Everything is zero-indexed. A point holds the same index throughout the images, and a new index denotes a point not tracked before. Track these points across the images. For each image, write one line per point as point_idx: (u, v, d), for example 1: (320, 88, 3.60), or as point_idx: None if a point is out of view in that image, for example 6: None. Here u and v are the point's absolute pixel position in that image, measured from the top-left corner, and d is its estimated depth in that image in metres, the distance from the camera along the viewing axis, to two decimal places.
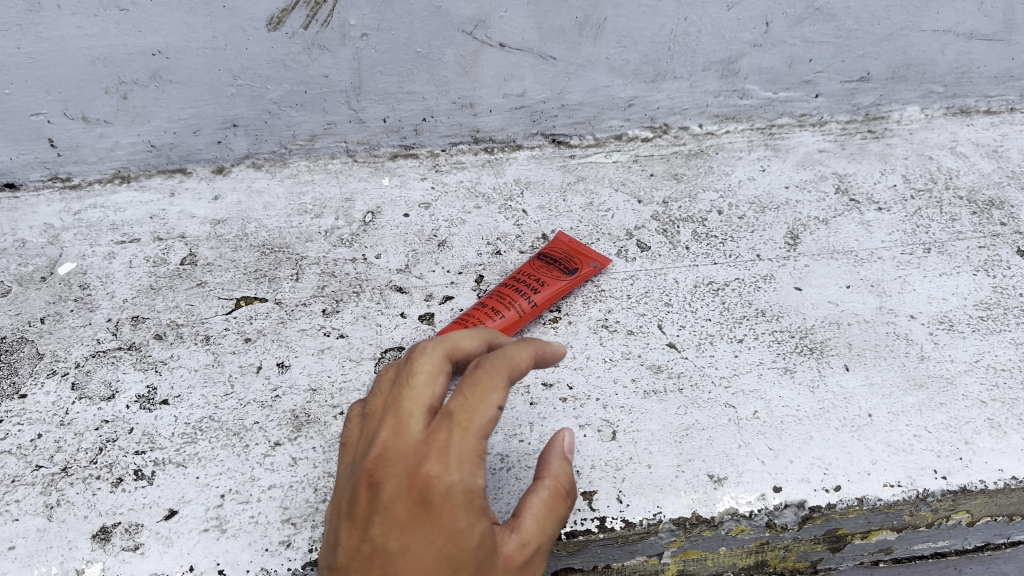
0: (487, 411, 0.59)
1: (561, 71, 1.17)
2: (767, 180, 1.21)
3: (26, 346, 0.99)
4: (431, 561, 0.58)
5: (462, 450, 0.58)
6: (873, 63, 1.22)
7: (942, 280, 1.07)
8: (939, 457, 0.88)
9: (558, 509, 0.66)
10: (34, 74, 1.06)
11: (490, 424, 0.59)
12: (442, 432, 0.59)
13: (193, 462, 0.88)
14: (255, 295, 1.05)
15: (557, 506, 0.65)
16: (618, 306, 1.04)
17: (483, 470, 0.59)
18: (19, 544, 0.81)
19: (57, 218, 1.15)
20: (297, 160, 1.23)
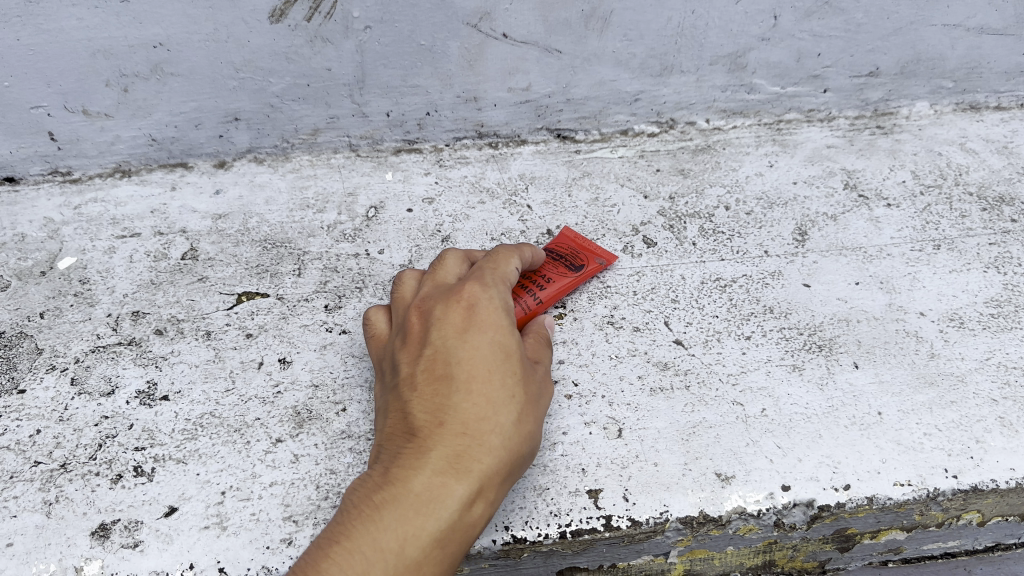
0: (505, 274, 0.87)
1: (567, 65, 1.16)
2: (775, 175, 1.20)
3: (25, 341, 0.98)
4: (498, 374, 0.75)
5: (499, 296, 0.81)
6: (882, 57, 1.21)
7: (952, 276, 1.06)
8: (950, 456, 0.87)
9: (545, 351, 0.86)
10: (34, 66, 1.05)
11: (507, 275, 0.87)
12: (474, 285, 0.82)
13: (194, 458, 0.87)
14: (256, 290, 1.04)
15: (542, 346, 0.86)
16: (623, 303, 1.03)
17: (512, 307, 0.82)
18: (17, 541, 0.80)
19: (57, 213, 1.14)
20: (300, 154, 1.22)
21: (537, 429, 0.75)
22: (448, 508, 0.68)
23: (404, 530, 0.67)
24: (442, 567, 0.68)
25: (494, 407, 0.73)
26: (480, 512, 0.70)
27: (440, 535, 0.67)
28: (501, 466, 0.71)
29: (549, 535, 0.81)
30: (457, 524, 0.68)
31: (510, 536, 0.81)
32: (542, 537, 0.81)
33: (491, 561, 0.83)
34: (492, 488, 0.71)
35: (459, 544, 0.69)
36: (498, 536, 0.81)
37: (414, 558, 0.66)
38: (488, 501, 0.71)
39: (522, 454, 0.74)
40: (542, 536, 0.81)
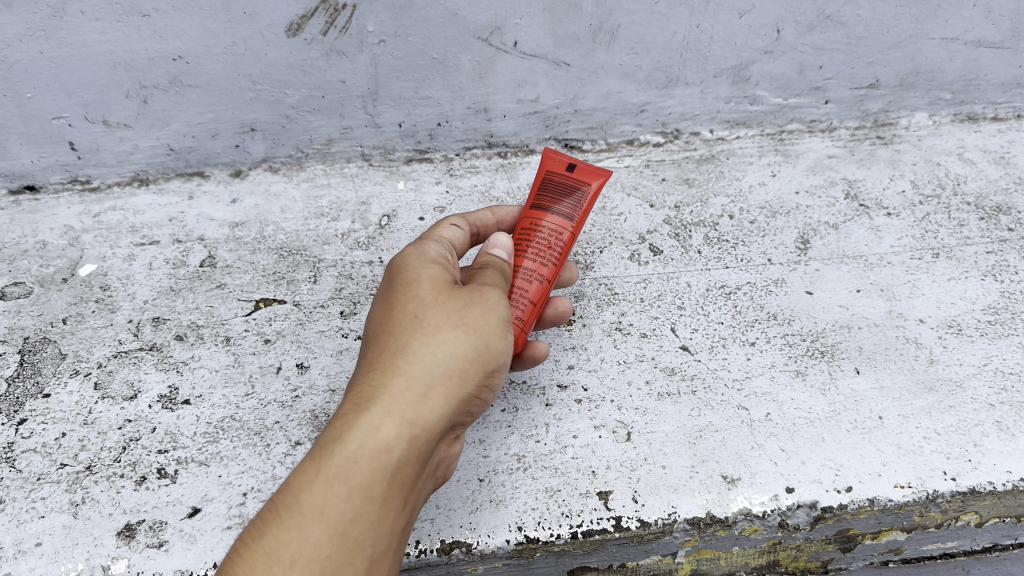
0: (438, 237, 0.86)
1: (575, 77, 1.18)
2: (778, 185, 1.22)
3: (49, 346, 1.01)
4: (408, 305, 0.74)
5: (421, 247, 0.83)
6: (882, 70, 1.24)
7: (950, 284, 1.09)
8: (948, 459, 0.90)
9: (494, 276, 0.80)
10: (57, 78, 1.08)
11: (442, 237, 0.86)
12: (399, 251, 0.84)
13: (216, 460, 0.89)
14: (273, 297, 1.07)
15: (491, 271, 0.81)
16: (631, 309, 1.06)
17: (438, 253, 0.82)
18: (46, 541, 0.83)
19: (77, 220, 1.17)
20: (314, 164, 1.25)
21: (460, 342, 0.72)
22: (349, 435, 0.65)
23: (308, 469, 0.65)
24: (359, 498, 0.64)
25: (401, 334, 0.72)
26: (395, 433, 0.66)
27: (344, 463, 0.64)
28: (413, 386, 0.68)
29: (561, 535, 0.84)
30: (365, 446, 0.65)
31: (524, 537, 0.84)
32: (554, 537, 0.84)
33: (505, 560, 0.85)
34: (407, 407, 0.67)
35: (374, 467, 0.65)
36: (512, 536, 0.84)
37: (318, 494, 0.64)
38: (405, 419, 0.67)
39: (444, 370, 0.70)
40: (554, 536, 0.84)
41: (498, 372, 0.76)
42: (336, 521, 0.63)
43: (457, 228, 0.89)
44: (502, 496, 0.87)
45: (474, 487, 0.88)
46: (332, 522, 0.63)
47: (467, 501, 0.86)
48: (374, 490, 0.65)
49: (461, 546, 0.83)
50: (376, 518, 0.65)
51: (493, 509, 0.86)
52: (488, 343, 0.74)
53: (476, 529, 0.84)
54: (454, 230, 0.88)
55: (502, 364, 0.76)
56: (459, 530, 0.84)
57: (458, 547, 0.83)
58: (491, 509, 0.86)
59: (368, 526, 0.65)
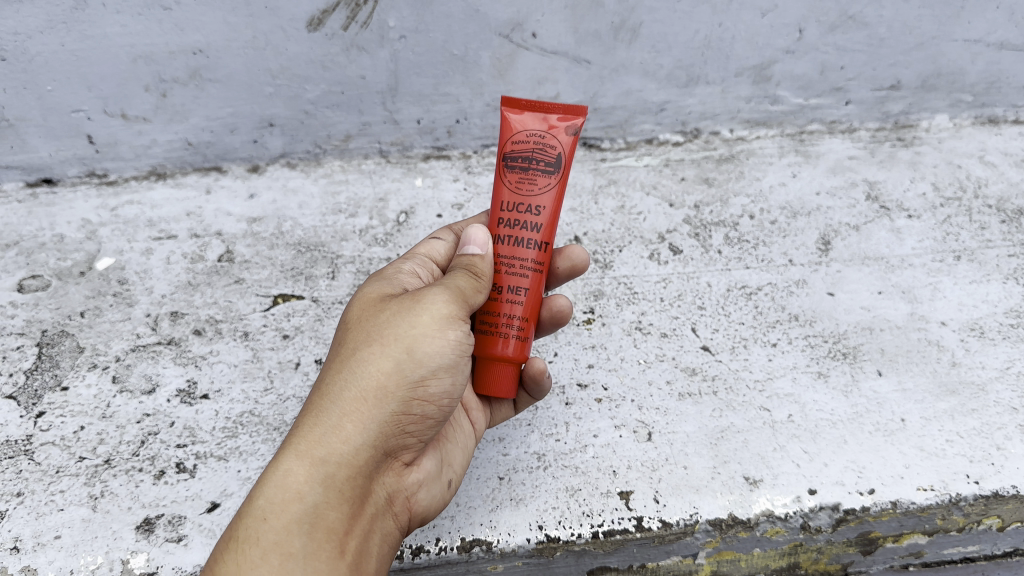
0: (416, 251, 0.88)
1: (595, 75, 1.18)
2: (798, 185, 1.22)
3: (66, 340, 1.00)
4: (340, 341, 0.75)
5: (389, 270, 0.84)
6: (903, 71, 1.23)
7: (972, 287, 1.08)
8: (972, 462, 0.89)
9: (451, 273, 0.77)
10: (77, 70, 1.08)
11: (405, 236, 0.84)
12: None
13: (235, 455, 0.89)
14: (292, 293, 1.07)
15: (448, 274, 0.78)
16: (651, 309, 1.05)
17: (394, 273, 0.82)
18: (65, 534, 0.83)
19: (95, 214, 1.16)
20: (331, 160, 1.24)
21: (377, 361, 0.72)
22: (262, 490, 0.67)
23: (226, 534, 0.66)
24: (275, 553, 0.64)
25: (329, 373, 0.73)
26: (306, 477, 0.68)
27: (254, 519, 0.66)
28: (327, 422, 0.70)
29: (582, 535, 0.83)
30: (273, 498, 0.67)
31: (544, 536, 0.83)
32: (575, 536, 0.83)
33: (524, 559, 0.84)
34: (316, 446, 0.69)
35: (286, 514, 0.66)
36: (532, 535, 0.83)
37: (231, 559, 0.64)
38: (313, 459, 0.68)
39: (362, 397, 0.71)
40: (575, 536, 0.83)
41: (441, 379, 0.75)
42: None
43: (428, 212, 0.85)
44: (522, 495, 0.86)
45: (493, 485, 0.87)
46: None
47: (487, 500, 0.86)
48: (291, 540, 0.65)
49: (481, 544, 0.82)
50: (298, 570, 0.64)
51: (514, 508, 0.85)
52: (414, 348, 0.73)
53: (496, 528, 0.84)
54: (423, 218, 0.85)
55: (444, 372, 0.75)
56: (479, 528, 0.84)
57: (478, 545, 0.82)
58: (512, 508, 0.85)
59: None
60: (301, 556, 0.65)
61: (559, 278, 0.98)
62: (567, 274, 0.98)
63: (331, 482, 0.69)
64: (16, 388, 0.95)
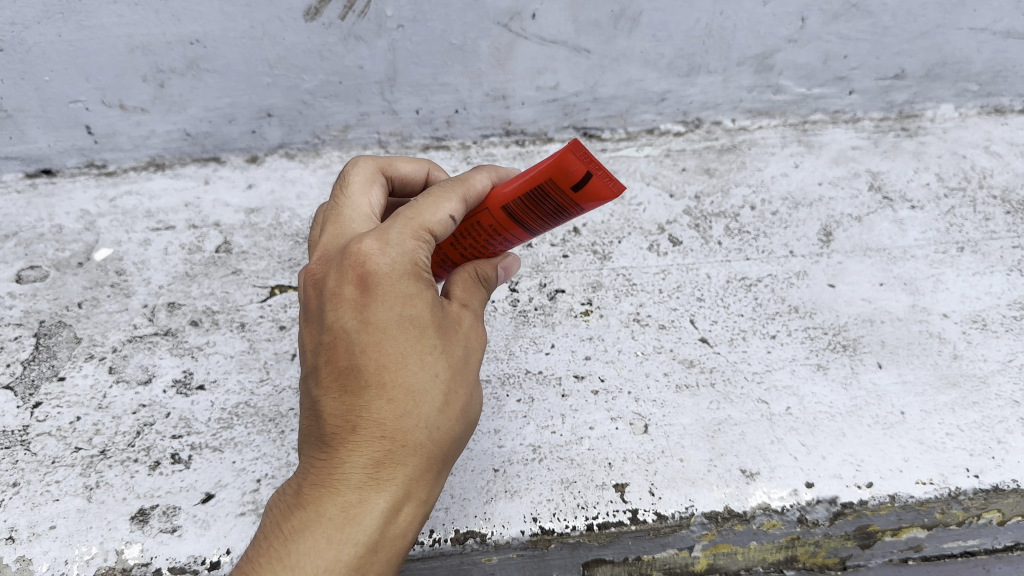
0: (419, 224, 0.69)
1: (595, 64, 1.17)
2: (800, 176, 1.21)
3: (64, 330, 1.01)
4: (415, 354, 0.66)
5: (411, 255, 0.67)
6: (908, 60, 1.21)
7: (975, 279, 1.07)
8: (972, 456, 0.88)
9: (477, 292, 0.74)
10: (74, 61, 1.07)
11: (431, 231, 0.69)
12: (371, 246, 0.67)
13: (230, 446, 0.89)
14: (289, 283, 1.06)
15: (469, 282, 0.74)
16: (649, 300, 1.05)
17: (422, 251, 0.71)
18: (59, 524, 0.83)
19: (93, 205, 1.16)
20: (330, 150, 1.24)
21: (466, 399, 0.69)
22: (367, 528, 0.64)
23: (322, 567, 0.62)
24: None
25: (412, 397, 0.65)
26: (409, 516, 0.66)
27: (367, 559, 0.63)
28: (421, 464, 0.66)
29: (576, 527, 0.83)
30: (386, 532, 0.64)
31: (539, 528, 0.83)
32: (570, 528, 0.83)
33: (519, 551, 0.84)
34: (421, 486, 0.66)
35: (391, 552, 0.65)
36: (526, 527, 0.83)
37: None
38: (418, 499, 0.66)
39: (456, 436, 0.69)
40: (570, 528, 0.83)
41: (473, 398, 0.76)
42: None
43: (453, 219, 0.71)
44: (517, 487, 0.86)
45: (489, 476, 0.87)
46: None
47: (481, 491, 0.86)
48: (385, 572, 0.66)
49: (475, 536, 0.82)
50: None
51: (508, 500, 0.85)
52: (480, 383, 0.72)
53: (490, 520, 0.83)
54: (447, 221, 0.70)
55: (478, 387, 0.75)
56: (473, 520, 0.83)
57: (472, 537, 0.82)
58: (506, 500, 0.85)
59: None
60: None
61: None
62: None
63: (421, 517, 0.68)
64: (14, 378, 0.95)
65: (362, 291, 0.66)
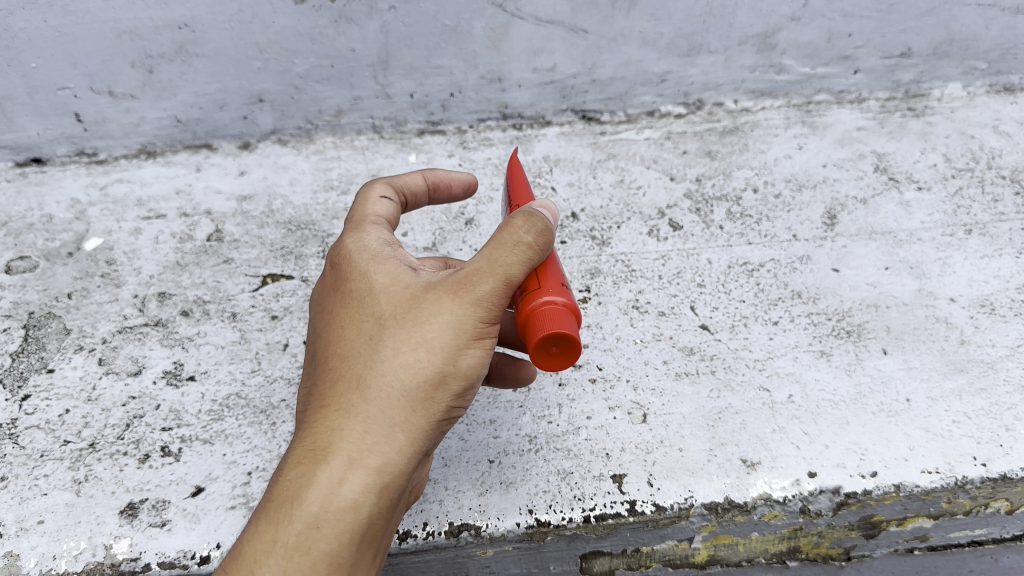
0: (373, 219, 0.75)
1: (593, 45, 1.14)
2: (804, 157, 1.18)
3: (53, 321, 0.99)
4: (359, 325, 0.67)
5: (364, 243, 0.72)
6: (914, 38, 1.18)
7: (983, 262, 1.04)
8: (979, 444, 0.86)
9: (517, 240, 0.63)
10: (61, 47, 1.06)
11: (377, 214, 0.76)
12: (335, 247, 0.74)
13: (220, 439, 0.88)
14: (281, 272, 1.05)
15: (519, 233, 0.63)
16: (649, 287, 1.02)
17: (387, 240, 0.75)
18: (48, 518, 0.81)
19: (84, 193, 1.14)
20: (323, 136, 1.22)
21: (424, 366, 0.64)
22: (308, 498, 0.62)
23: (264, 534, 0.62)
24: (325, 565, 0.62)
25: (350, 364, 0.66)
26: (356, 488, 0.62)
27: (305, 530, 0.61)
28: (365, 430, 0.63)
29: (573, 519, 0.81)
30: (326, 507, 0.62)
31: (534, 520, 0.81)
32: (566, 520, 0.81)
33: (515, 544, 0.82)
34: (370, 456, 0.63)
35: (336, 525, 0.62)
36: (522, 519, 0.81)
37: (279, 568, 0.61)
38: (367, 469, 0.62)
39: (410, 399, 0.64)
40: (566, 520, 0.81)
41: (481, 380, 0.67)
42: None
43: (387, 199, 0.77)
44: (513, 479, 0.84)
45: (483, 468, 0.85)
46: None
47: (476, 483, 0.84)
48: (340, 551, 0.62)
49: (470, 529, 0.80)
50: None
51: (503, 492, 0.83)
52: (464, 354, 0.65)
53: (485, 512, 0.82)
54: (383, 202, 0.77)
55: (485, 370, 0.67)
56: (468, 512, 0.81)
57: (467, 530, 0.80)
58: (502, 492, 0.83)
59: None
60: (348, 564, 0.63)
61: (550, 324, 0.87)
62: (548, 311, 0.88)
63: (384, 491, 0.63)
64: (2, 371, 0.94)
65: (327, 284, 0.73)
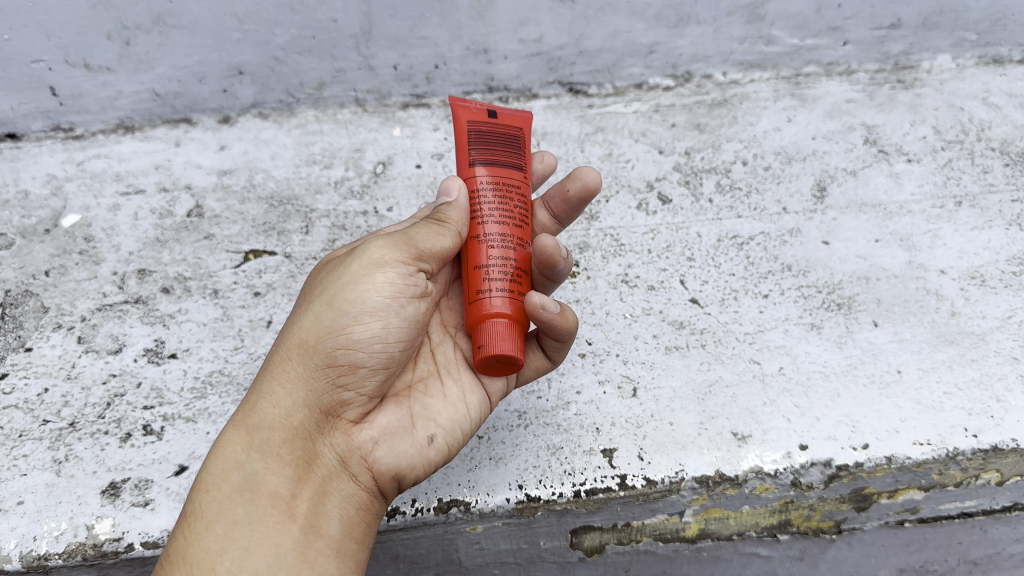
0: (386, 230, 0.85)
1: (580, 15, 1.12)
2: (793, 130, 1.16)
3: (31, 299, 0.97)
4: None
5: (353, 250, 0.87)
6: (904, 8, 1.17)
7: (974, 234, 1.04)
8: (970, 415, 0.85)
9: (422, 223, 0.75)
10: (34, 18, 1.03)
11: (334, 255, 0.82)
12: None
13: (203, 417, 0.86)
14: (264, 248, 1.03)
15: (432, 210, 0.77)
16: (638, 261, 1.01)
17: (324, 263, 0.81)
18: (27, 499, 0.79)
19: (60, 169, 1.12)
20: (305, 109, 1.19)
21: (301, 326, 0.73)
22: (204, 466, 0.69)
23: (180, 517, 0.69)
24: (217, 523, 0.65)
25: None
26: (241, 447, 0.69)
27: (198, 491, 0.68)
28: (255, 395, 0.73)
29: (563, 493, 0.80)
30: (214, 470, 0.68)
31: (524, 495, 0.80)
32: (556, 495, 0.80)
33: (504, 520, 0.81)
34: (249, 416, 0.71)
35: (230, 484, 0.68)
36: (512, 495, 0.80)
37: (179, 537, 0.66)
38: (247, 428, 0.70)
39: (286, 360, 0.73)
40: (556, 495, 0.80)
41: (368, 322, 0.72)
42: (200, 559, 0.64)
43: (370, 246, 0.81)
44: (502, 454, 0.83)
45: (472, 444, 0.84)
46: (196, 559, 0.64)
47: (465, 459, 0.83)
48: (233, 509, 0.66)
49: (459, 505, 0.79)
50: (245, 537, 0.65)
51: (493, 468, 0.82)
52: (336, 297, 0.73)
53: (474, 488, 0.81)
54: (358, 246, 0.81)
55: (372, 316, 0.72)
56: (457, 489, 0.80)
57: (456, 506, 0.79)
58: (491, 467, 0.82)
59: (236, 547, 0.65)
60: (247, 524, 0.66)
61: (572, 202, 0.89)
62: (579, 200, 0.89)
63: (265, 448, 0.70)
64: None
65: None
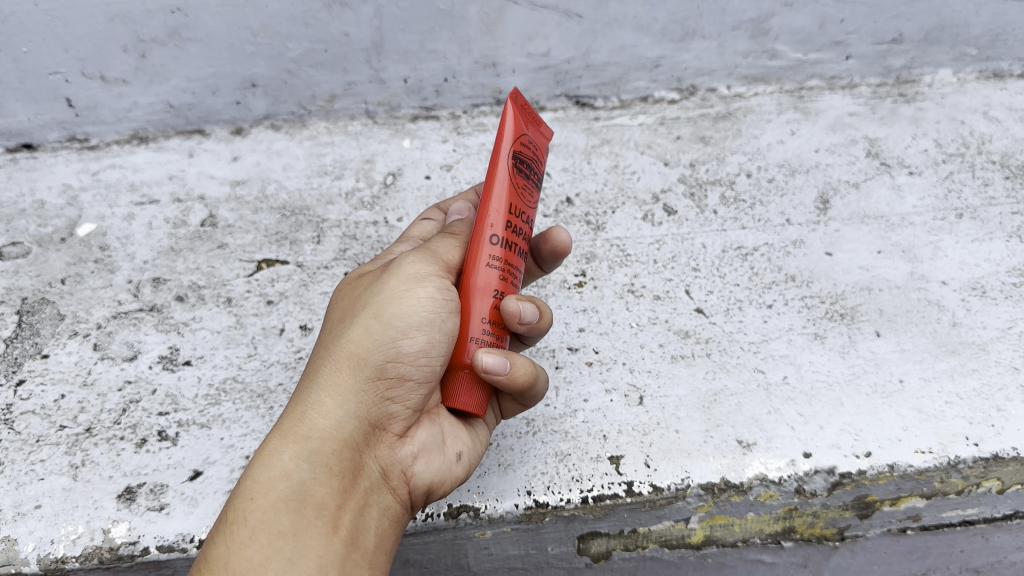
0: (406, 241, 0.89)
1: (587, 29, 1.14)
2: (797, 143, 1.18)
3: (47, 307, 0.99)
4: None
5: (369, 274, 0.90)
6: (905, 24, 1.19)
7: (974, 245, 1.05)
8: (971, 424, 0.87)
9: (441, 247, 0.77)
10: (52, 30, 1.05)
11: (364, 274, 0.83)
12: None
13: (217, 423, 0.88)
14: (276, 257, 1.05)
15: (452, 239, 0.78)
16: (644, 271, 1.03)
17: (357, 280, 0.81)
18: (44, 503, 0.81)
19: (75, 179, 1.14)
20: (317, 121, 1.21)
21: (350, 338, 0.73)
22: (247, 474, 0.67)
23: (217, 520, 0.66)
24: (263, 533, 0.63)
25: None
26: (289, 456, 0.67)
27: (241, 499, 0.65)
28: (302, 404, 0.71)
29: (571, 500, 0.81)
30: (260, 478, 0.66)
31: (532, 501, 0.81)
32: (564, 501, 0.81)
33: (513, 526, 0.82)
34: (297, 425, 0.69)
35: (277, 493, 0.65)
36: (520, 500, 0.81)
37: (220, 542, 0.63)
38: (294, 437, 0.68)
39: (335, 371, 0.72)
40: (564, 501, 0.81)
41: (418, 338, 0.73)
42: (242, 570, 0.61)
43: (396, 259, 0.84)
44: (510, 461, 0.85)
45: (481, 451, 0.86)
46: (238, 568, 0.61)
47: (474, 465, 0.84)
48: (278, 519, 0.64)
49: (469, 510, 0.81)
50: (289, 549, 0.63)
51: (501, 474, 0.84)
52: (382, 312, 0.73)
53: (483, 494, 0.82)
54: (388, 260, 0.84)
55: (418, 330, 0.72)
56: (466, 494, 0.82)
57: (465, 511, 0.81)
58: (499, 473, 0.84)
59: (280, 559, 0.62)
60: (291, 535, 0.64)
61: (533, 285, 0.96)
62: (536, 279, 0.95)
63: (315, 457, 0.68)
64: None
65: None
